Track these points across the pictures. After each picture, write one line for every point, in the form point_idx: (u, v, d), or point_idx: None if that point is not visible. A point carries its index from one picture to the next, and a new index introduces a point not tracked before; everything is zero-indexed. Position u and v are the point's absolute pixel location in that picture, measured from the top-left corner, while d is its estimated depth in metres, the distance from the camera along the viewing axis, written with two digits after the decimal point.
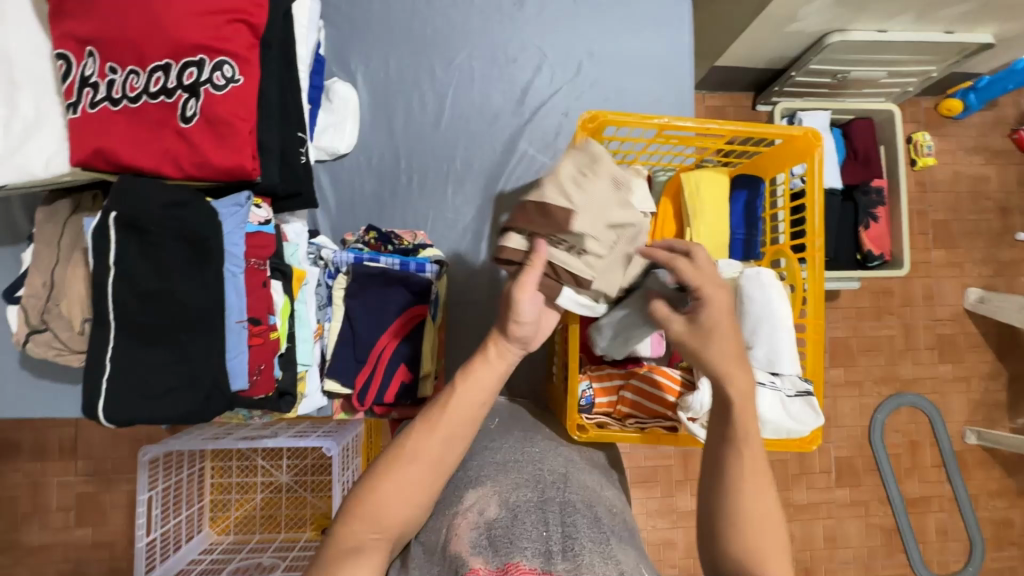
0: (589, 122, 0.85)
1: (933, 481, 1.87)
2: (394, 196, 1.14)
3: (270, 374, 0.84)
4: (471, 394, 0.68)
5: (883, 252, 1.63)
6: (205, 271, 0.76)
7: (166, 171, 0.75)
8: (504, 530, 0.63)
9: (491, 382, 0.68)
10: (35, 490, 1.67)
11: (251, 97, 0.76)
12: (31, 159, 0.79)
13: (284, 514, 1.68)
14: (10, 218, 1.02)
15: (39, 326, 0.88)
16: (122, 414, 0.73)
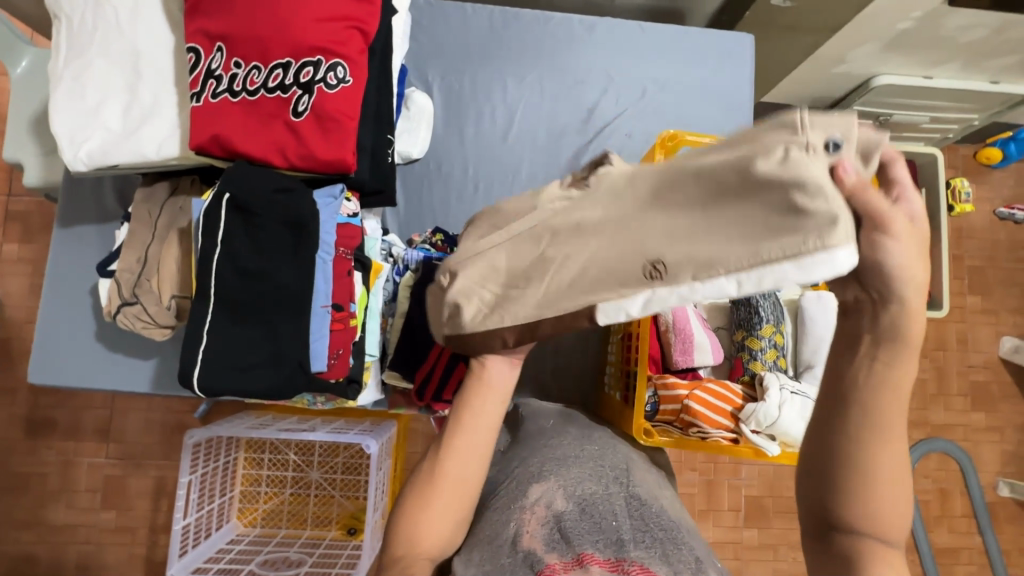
0: (668, 140, 0.89)
1: (963, 531, 1.83)
2: (459, 201, 1.18)
3: (346, 359, 0.87)
4: (480, 415, 0.70)
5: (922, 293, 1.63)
6: (299, 256, 0.81)
7: (274, 160, 0.80)
8: (574, 523, 0.64)
9: (494, 407, 0.70)
10: (66, 469, 1.70)
11: (357, 97, 0.81)
12: (145, 143, 0.85)
13: (311, 511, 1.69)
14: (100, 199, 1.08)
15: (130, 299, 0.92)
16: (213, 384, 0.77)
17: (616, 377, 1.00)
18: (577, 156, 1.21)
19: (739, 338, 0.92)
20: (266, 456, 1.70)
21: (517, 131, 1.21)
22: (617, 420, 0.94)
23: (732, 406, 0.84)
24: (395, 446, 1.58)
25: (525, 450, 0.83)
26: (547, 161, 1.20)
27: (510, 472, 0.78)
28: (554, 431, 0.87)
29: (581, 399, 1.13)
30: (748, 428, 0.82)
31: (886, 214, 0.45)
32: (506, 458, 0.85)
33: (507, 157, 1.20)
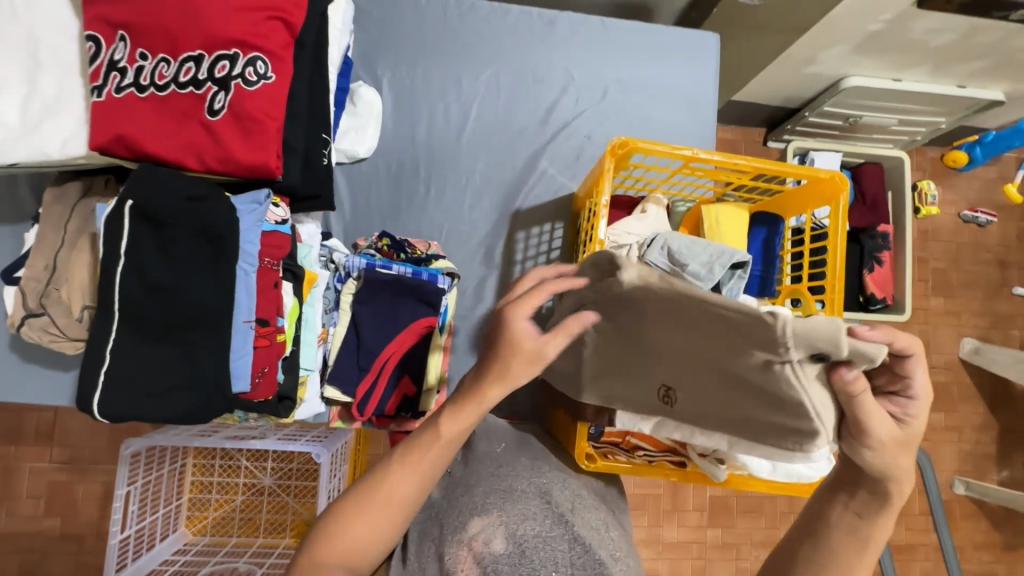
0: (618, 148, 0.83)
1: (920, 529, 1.86)
2: (410, 204, 1.12)
3: (273, 377, 0.81)
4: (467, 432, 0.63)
5: (887, 296, 1.63)
6: (218, 268, 0.74)
7: (188, 163, 0.73)
8: (509, 570, 0.61)
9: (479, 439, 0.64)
10: (5, 476, 1.61)
11: (281, 95, 0.75)
12: (47, 140, 0.77)
13: (264, 519, 1.61)
14: (15, 195, 0.99)
15: (36, 310, 0.84)
16: (117, 410, 0.70)
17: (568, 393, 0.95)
18: (534, 157, 1.15)
19: None
20: (217, 463, 1.62)
21: (471, 130, 1.15)
22: (566, 439, 0.90)
23: None
24: (351, 451, 1.51)
25: (473, 475, 0.76)
26: (504, 162, 1.15)
27: (452, 500, 0.72)
28: (503, 457, 0.81)
29: (536, 409, 1.09)
30: (696, 452, 0.79)
31: (876, 422, 0.50)
32: (451, 480, 0.78)
33: (462, 157, 1.14)
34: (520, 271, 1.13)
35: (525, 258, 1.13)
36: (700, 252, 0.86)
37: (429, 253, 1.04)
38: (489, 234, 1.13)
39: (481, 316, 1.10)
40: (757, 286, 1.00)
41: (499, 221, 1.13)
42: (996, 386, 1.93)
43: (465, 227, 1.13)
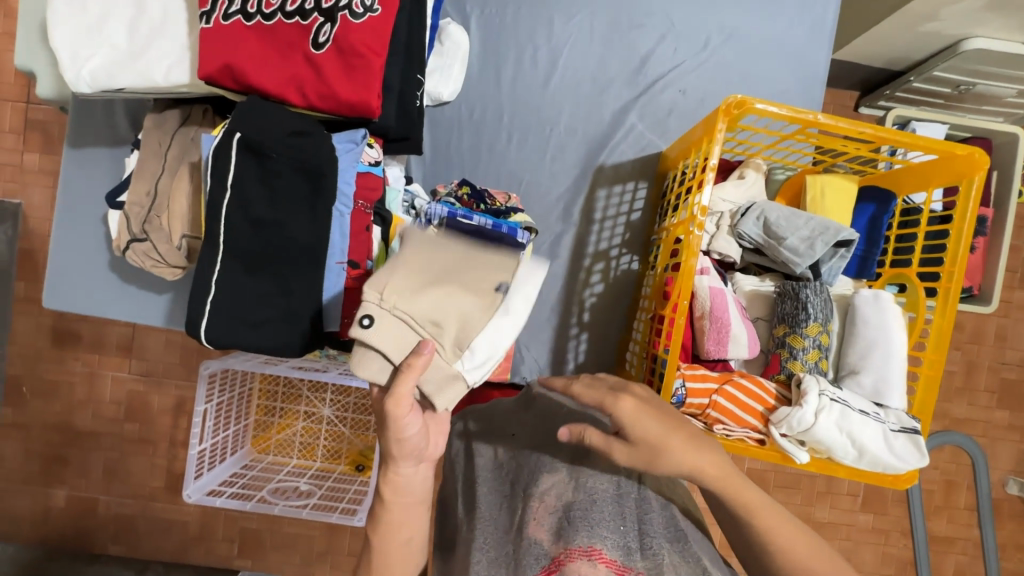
0: (733, 107, 0.77)
1: (962, 523, 1.74)
2: (490, 152, 1.09)
3: (360, 318, 0.84)
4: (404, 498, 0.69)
5: (973, 285, 1.35)
6: (316, 207, 0.75)
7: (291, 98, 0.72)
8: (583, 514, 0.63)
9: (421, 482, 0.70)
10: (91, 381, 1.67)
11: (385, 29, 0.72)
12: (152, 66, 0.78)
13: (322, 445, 1.67)
14: (111, 120, 1.02)
15: (140, 236, 0.87)
16: (222, 336, 0.74)
17: (641, 358, 0.96)
18: (623, 111, 1.09)
19: (780, 334, 0.86)
20: (279, 389, 1.69)
21: (559, 78, 1.09)
22: None
23: (762, 406, 0.80)
24: None
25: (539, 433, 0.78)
26: (590, 114, 1.09)
27: (521, 456, 0.74)
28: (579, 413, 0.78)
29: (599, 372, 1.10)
30: (776, 430, 0.78)
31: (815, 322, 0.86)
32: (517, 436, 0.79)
33: (547, 107, 1.09)
34: (598, 230, 1.10)
35: (604, 217, 1.10)
36: (802, 225, 0.86)
37: (508, 207, 1.01)
38: (569, 190, 1.09)
39: (556, 274, 1.09)
40: (856, 267, 0.94)
41: (580, 175, 1.09)
42: None
43: (545, 181, 1.09)
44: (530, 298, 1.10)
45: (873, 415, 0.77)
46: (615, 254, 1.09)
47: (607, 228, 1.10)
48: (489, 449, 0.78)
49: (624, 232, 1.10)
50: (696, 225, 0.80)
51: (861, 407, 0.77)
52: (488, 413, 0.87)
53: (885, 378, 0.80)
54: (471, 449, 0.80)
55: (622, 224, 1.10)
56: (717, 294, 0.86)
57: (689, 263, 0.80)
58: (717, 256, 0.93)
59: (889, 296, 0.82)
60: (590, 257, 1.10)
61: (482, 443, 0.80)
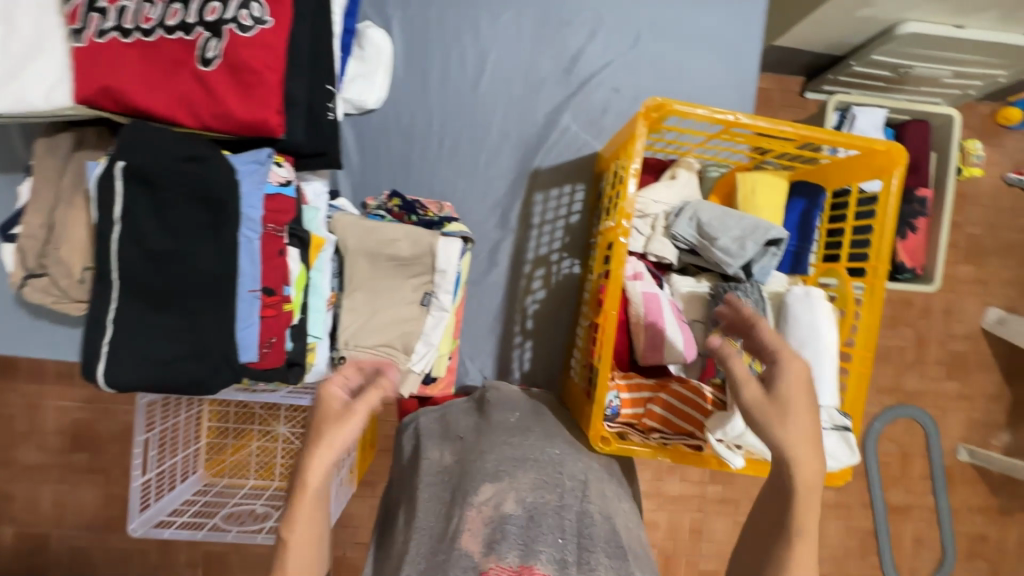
0: (653, 110, 0.75)
1: (919, 492, 1.79)
2: (421, 159, 1.05)
3: (281, 347, 0.79)
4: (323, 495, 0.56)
5: (916, 265, 1.35)
6: (220, 235, 0.70)
7: (182, 120, 0.68)
8: (519, 533, 0.60)
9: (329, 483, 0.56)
10: (31, 412, 1.57)
11: (279, 42, 0.68)
12: (29, 88, 0.71)
13: (279, 463, 1.57)
14: (8, 142, 0.93)
15: (37, 270, 0.81)
16: (122, 379, 0.69)
17: (582, 366, 0.94)
18: (556, 112, 1.06)
19: (715, 336, 0.86)
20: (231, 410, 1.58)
21: (489, 80, 1.05)
22: (579, 412, 0.90)
23: (700, 412, 0.79)
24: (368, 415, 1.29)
25: (485, 441, 0.74)
26: (522, 117, 1.06)
27: (465, 467, 0.69)
28: (516, 424, 0.80)
29: (547, 378, 1.08)
30: (713, 437, 0.76)
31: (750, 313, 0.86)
32: (466, 445, 0.76)
33: (478, 111, 1.05)
34: (538, 235, 1.07)
35: (543, 222, 1.07)
36: (734, 225, 0.85)
37: (441, 216, 0.97)
38: (505, 195, 1.06)
39: (496, 282, 1.07)
40: (790, 263, 0.94)
41: (517, 180, 1.06)
42: (1015, 360, 1.79)
43: (480, 187, 1.06)
44: (472, 307, 1.07)
45: None
46: (556, 259, 1.07)
47: (546, 232, 1.08)
48: (435, 451, 0.76)
49: (564, 235, 1.08)
50: (622, 233, 0.79)
51: None
52: (440, 424, 0.84)
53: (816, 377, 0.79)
54: (419, 451, 0.77)
55: (562, 227, 1.08)
56: (650, 298, 0.84)
57: (618, 272, 0.79)
58: (653, 258, 0.92)
59: (818, 294, 0.83)
60: (530, 263, 1.07)
61: (428, 445, 0.78)
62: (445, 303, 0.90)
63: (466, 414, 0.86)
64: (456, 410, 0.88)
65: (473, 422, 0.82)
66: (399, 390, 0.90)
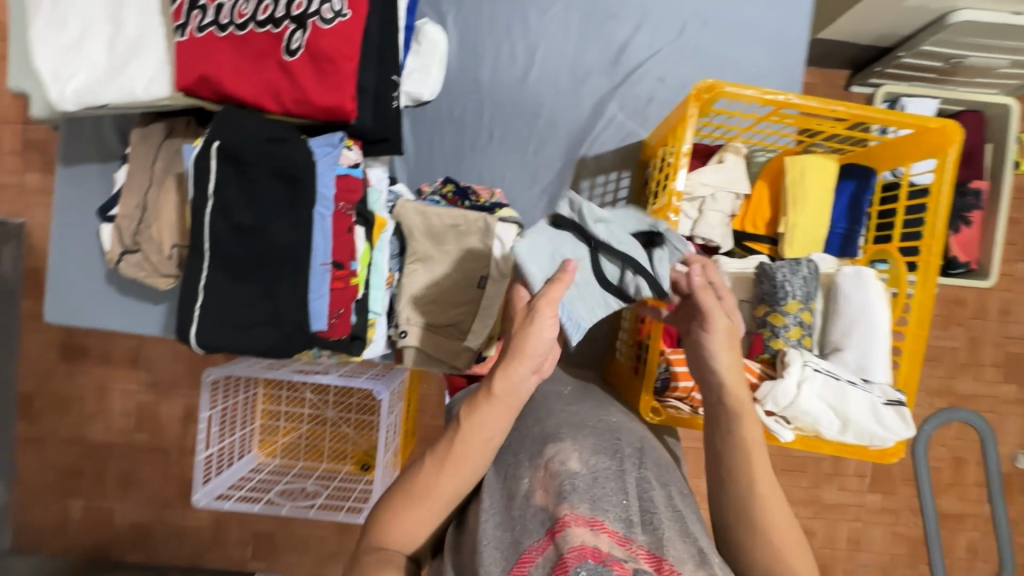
0: (704, 91, 0.78)
1: (971, 499, 1.72)
2: (473, 148, 1.10)
3: (348, 319, 0.85)
4: (479, 431, 0.63)
5: (970, 260, 1.29)
6: (297, 211, 0.77)
7: (267, 105, 0.75)
8: (586, 486, 0.60)
9: (497, 418, 0.63)
10: (101, 393, 1.67)
11: (356, 34, 0.74)
12: (134, 80, 0.80)
13: (328, 446, 1.62)
14: (101, 137, 1.03)
15: (131, 247, 0.90)
16: (210, 340, 0.76)
17: (630, 346, 0.96)
18: (603, 102, 1.10)
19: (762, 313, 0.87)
20: (284, 393, 1.64)
21: (538, 71, 1.09)
22: (626, 390, 0.93)
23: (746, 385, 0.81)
24: (406, 390, 1.35)
25: (542, 412, 0.77)
26: (571, 107, 1.10)
27: (527, 433, 0.73)
28: (569, 396, 0.83)
29: (591, 361, 1.11)
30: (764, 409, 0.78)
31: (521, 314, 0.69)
32: (523, 416, 0.79)
33: (527, 101, 1.10)
34: None
35: None
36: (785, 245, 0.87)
37: (493, 202, 1.01)
38: (553, 182, 1.10)
39: None
40: (839, 245, 0.96)
41: (564, 167, 1.10)
42: None
43: (528, 174, 1.10)
44: None
45: (859, 386, 0.77)
46: None
47: None
48: None
49: None
50: (673, 211, 0.82)
51: (848, 378, 0.78)
52: None
53: (868, 353, 0.80)
54: None
55: (607, 214, 1.11)
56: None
57: None
58: (700, 241, 0.96)
59: (871, 273, 0.83)
60: None
61: None
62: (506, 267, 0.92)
63: None
64: None
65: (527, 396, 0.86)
66: (453, 365, 0.95)
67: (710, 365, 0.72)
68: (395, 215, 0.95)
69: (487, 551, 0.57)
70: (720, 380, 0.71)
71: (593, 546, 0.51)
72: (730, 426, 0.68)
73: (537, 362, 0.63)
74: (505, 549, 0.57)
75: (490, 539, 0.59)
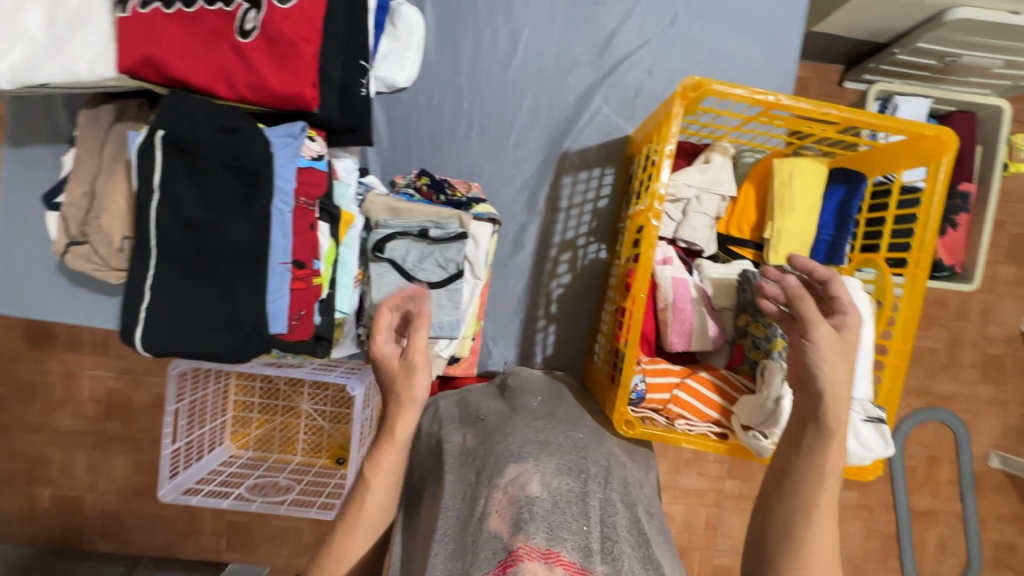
0: (691, 89, 0.74)
1: (944, 497, 1.74)
2: (451, 139, 1.05)
3: (309, 321, 0.80)
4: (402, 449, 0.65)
5: (955, 264, 1.26)
6: (253, 206, 0.72)
7: (219, 90, 0.69)
8: (545, 513, 0.58)
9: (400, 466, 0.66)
10: (67, 381, 1.61)
11: (317, 16, 0.68)
12: (75, 58, 0.73)
13: (301, 439, 1.55)
14: (51, 116, 0.96)
15: (78, 238, 0.84)
16: (158, 344, 0.71)
17: (606, 351, 0.94)
18: (588, 94, 1.05)
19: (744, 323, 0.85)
20: (257, 384, 1.56)
21: (520, 59, 1.04)
22: (602, 397, 0.90)
23: (721, 397, 0.80)
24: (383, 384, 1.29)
25: (509, 424, 0.74)
26: (554, 99, 1.05)
27: (489, 448, 0.70)
28: (539, 407, 0.80)
29: (569, 362, 1.09)
30: (740, 423, 0.76)
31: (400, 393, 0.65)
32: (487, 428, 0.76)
33: (509, 91, 1.04)
34: (565, 219, 1.07)
35: (571, 206, 1.06)
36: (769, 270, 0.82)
37: (469, 197, 0.96)
38: (534, 177, 1.06)
39: (520, 265, 1.07)
40: (825, 253, 0.91)
41: (545, 161, 1.06)
42: None
43: (508, 169, 1.06)
44: (497, 290, 1.07)
45: (840, 401, 0.75)
46: (582, 243, 1.07)
47: (574, 217, 1.07)
48: (457, 435, 0.77)
49: (591, 220, 1.07)
50: (654, 216, 0.77)
51: (829, 394, 0.76)
52: (460, 408, 0.86)
53: (849, 369, 0.78)
54: (441, 436, 0.79)
55: (589, 212, 1.07)
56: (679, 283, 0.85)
57: (648, 255, 0.78)
58: (683, 244, 0.92)
59: (857, 283, 0.81)
60: (556, 247, 1.07)
61: (451, 430, 0.79)
62: (479, 269, 0.91)
63: (490, 397, 0.87)
64: (477, 394, 0.89)
65: (494, 404, 0.83)
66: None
67: (818, 377, 0.64)
68: (365, 211, 0.89)
69: None
70: (828, 397, 0.64)
71: None
72: (818, 444, 0.64)
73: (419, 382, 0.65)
74: None
75: (440, 572, 0.56)
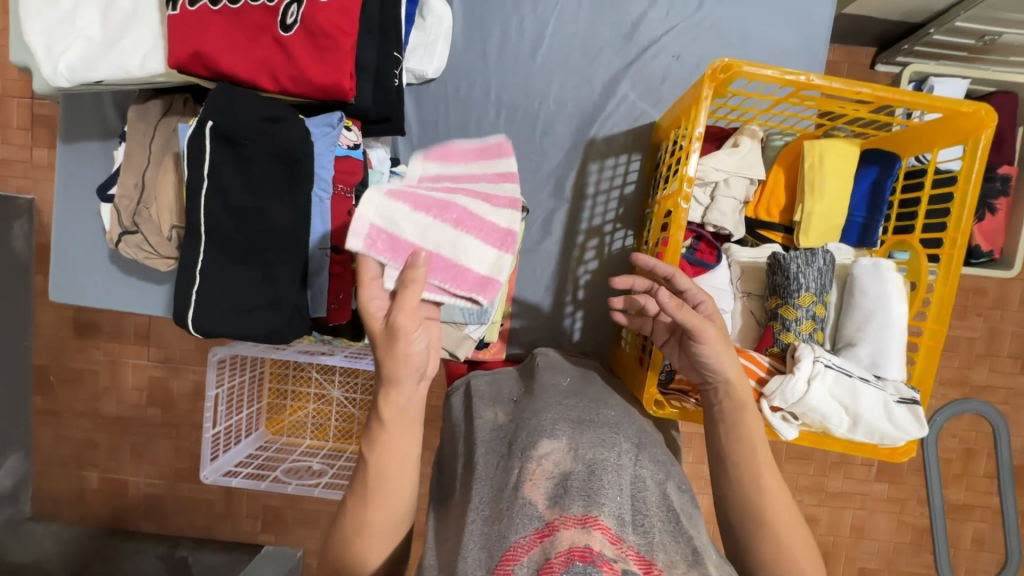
0: (720, 71, 0.74)
1: (981, 491, 1.69)
2: (479, 129, 1.07)
3: (348, 303, 0.84)
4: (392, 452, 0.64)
5: (994, 250, 1.22)
6: (294, 192, 0.75)
7: (263, 83, 0.72)
8: (581, 483, 0.60)
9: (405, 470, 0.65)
10: (113, 369, 1.69)
11: (354, 8, 0.71)
12: (126, 55, 0.77)
13: (333, 425, 1.58)
14: (100, 112, 1.00)
15: (130, 228, 0.88)
16: (209, 325, 0.75)
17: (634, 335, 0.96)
18: (614, 81, 1.05)
19: (774, 306, 0.85)
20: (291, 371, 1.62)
21: (547, 47, 1.05)
22: (631, 379, 0.92)
23: (754, 379, 0.79)
24: None
25: (539, 403, 0.76)
26: (580, 86, 1.06)
27: (521, 422, 0.72)
28: (567, 388, 0.82)
29: (596, 348, 1.10)
30: (767, 402, 0.76)
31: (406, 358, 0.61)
32: (518, 406, 0.78)
33: (536, 79, 1.05)
34: (592, 206, 1.08)
35: (597, 192, 1.08)
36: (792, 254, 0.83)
37: None
38: (560, 165, 1.07)
39: (548, 252, 1.08)
40: (857, 235, 0.91)
41: (573, 149, 1.07)
42: None
43: (536, 156, 1.07)
44: (525, 277, 1.09)
45: (873, 383, 0.75)
46: (609, 230, 1.08)
47: (600, 203, 1.08)
48: (488, 412, 0.80)
49: (618, 206, 1.08)
50: (683, 199, 0.78)
51: (861, 375, 0.75)
52: (489, 387, 0.88)
53: (882, 350, 0.78)
54: (472, 412, 0.81)
55: (616, 198, 1.08)
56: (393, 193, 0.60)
57: (676, 238, 0.79)
58: (711, 229, 0.93)
59: (890, 265, 0.80)
60: (583, 233, 1.08)
61: (482, 406, 0.81)
62: None
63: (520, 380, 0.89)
64: (506, 375, 0.91)
65: (523, 386, 0.85)
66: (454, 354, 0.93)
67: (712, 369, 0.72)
68: None
69: (472, 548, 0.57)
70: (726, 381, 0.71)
71: (582, 546, 0.52)
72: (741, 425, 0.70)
73: (418, 370, 0.62)
74: (490, 543, 0.56)
75: (476, 538, 0.58)
